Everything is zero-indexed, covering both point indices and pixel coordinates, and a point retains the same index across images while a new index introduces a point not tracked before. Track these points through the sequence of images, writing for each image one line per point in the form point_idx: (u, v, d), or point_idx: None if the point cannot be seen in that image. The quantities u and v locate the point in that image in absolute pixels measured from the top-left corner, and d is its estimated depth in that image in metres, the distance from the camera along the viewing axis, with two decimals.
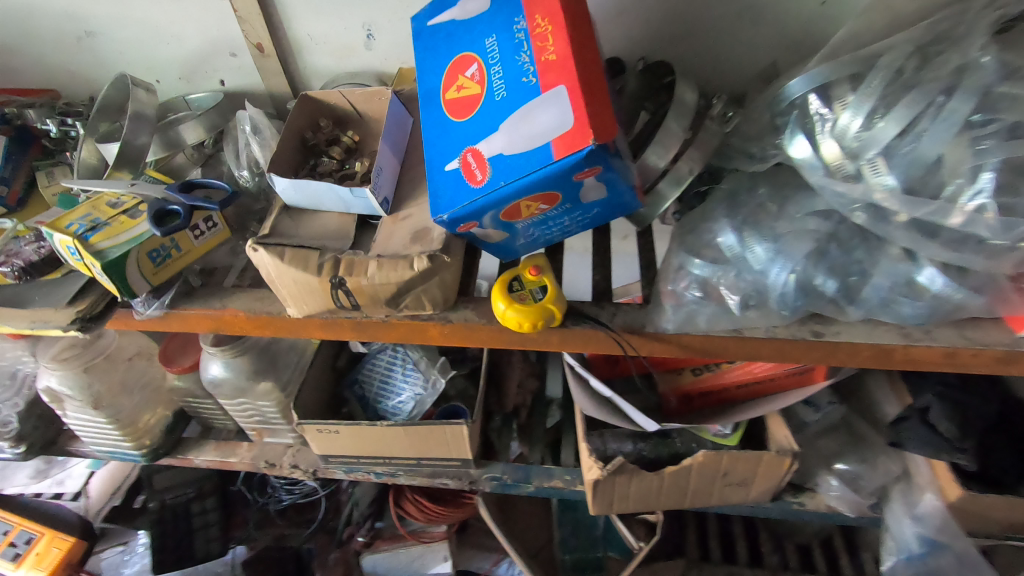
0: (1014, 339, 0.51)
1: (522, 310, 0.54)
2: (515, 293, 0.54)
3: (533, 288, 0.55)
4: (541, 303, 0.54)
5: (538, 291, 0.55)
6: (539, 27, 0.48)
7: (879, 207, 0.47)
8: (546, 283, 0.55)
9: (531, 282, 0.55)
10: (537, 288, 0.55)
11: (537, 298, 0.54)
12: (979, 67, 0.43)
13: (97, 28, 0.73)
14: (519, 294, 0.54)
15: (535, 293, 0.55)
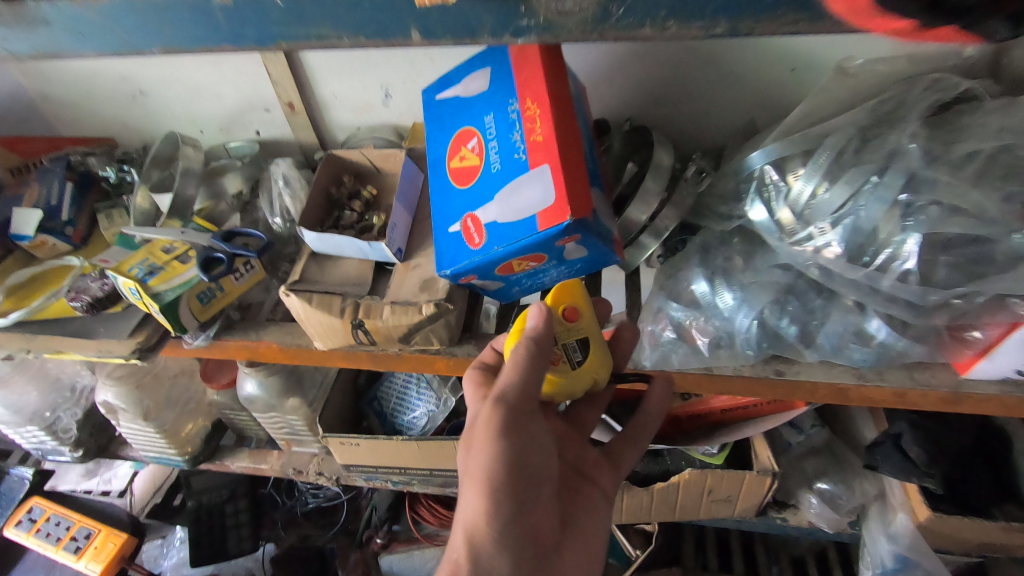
0: (956, 380, 0.57)
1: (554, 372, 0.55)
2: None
3: (568, 342, 0.57)
4: (578, 366, 0.56)
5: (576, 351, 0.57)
6: (530, 110, 0.55)
7: (825, 267, 0.53)
8: (584, 338, 0.57)
9: (563, 330, 0.57)
10: (574, 343, 0.57)
11: (574, 360, 0.56)
12: (907, 152, 0.49)
13: (149, 89, 0.83)
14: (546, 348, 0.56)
15: (571, 352, 0.56)
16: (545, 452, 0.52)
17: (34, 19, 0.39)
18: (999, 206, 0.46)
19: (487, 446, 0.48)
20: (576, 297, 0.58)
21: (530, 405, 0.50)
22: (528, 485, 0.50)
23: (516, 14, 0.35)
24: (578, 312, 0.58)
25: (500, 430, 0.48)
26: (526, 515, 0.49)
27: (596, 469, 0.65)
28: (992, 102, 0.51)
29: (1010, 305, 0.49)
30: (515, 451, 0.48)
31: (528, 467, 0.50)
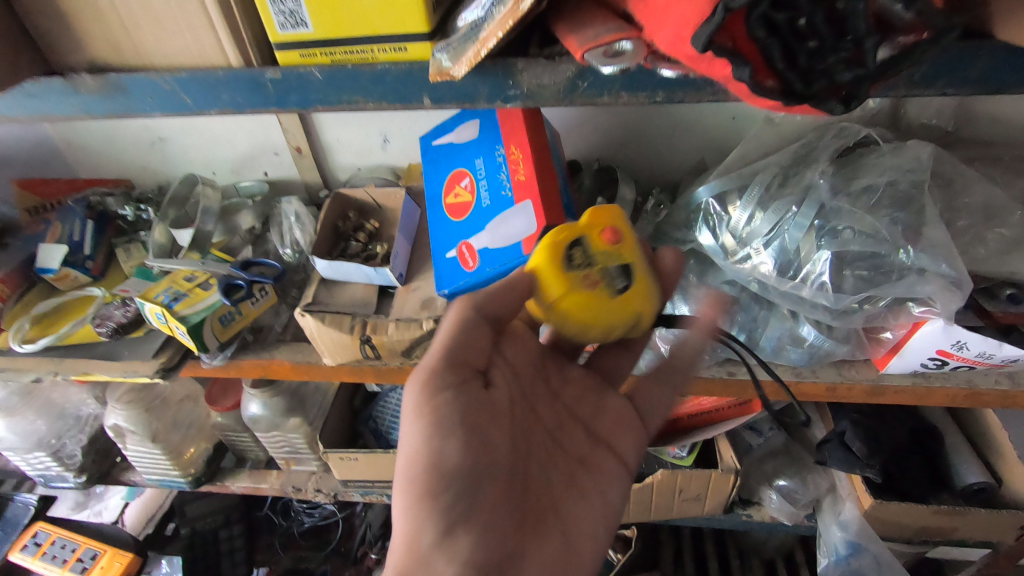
0: (876, 375, 0.67)
1: (594, 297, 0.52)
2: (579, 265, 0.53)
3: (609, 266, 0.53)
4: (617, 293, 0.53)
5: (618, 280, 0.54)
6: (513, 154, 0.66)
7: (762, 281, 0.63)
8: (624, 264, 0.54)
9: (604, 253, 0.53)
10: (614, 269, 0.53)
11: (618, 288, 0.53)
12: (816, 187, 0.61)
13: (169, 135, 0.93)
14: (586, 270, 0.52)
15: (612, 279, 0.53)
16: (483, 442, 0.53)
17: (120, 88, 0.49)
18: (887, 228, 0.58)
19: (410, 440, 0.50)
20: (618, 220, 0.54)
21: (450, 396, 0.52)
22: (463, 484, 0.51)
23: (505, 85, 0.45)
24: (620, 238, 0.53)
25: (419, 424, 0.50)
26: (464, 518, 0.51)
27: (613, 433, 0.65)
28: (884, 145, 0.64)
29: (907, 308, 0.60)
30: (433, 445, 0.50)
31: (462, 463, 0.51)
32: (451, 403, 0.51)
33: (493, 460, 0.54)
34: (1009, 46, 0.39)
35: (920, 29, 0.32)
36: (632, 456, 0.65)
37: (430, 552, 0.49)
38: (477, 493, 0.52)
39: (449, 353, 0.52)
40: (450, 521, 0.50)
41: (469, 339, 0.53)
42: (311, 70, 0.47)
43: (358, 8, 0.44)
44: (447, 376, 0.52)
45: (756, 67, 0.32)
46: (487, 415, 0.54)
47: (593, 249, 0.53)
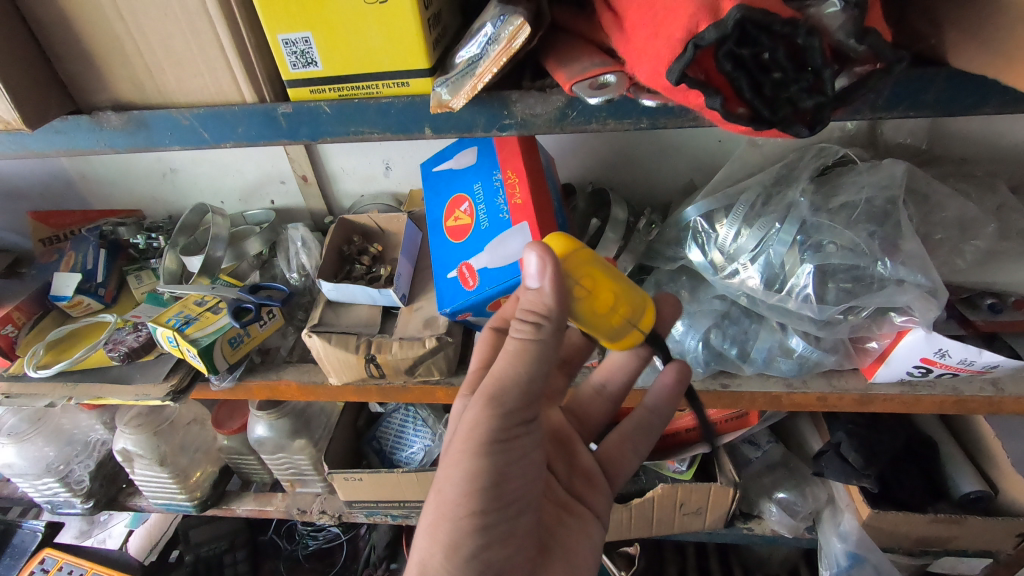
0: (866, 384, 0.69)
1: (614, 280, 0.52)
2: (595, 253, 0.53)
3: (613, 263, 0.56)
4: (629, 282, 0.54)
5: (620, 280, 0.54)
6: (510, 179, 0.69)
7: (750, 295, 0.66)
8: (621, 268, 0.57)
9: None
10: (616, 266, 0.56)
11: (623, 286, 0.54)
12: (798, 205, 0.65)
13: (179, 166, 0.97)
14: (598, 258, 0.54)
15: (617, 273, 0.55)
16: (527, 473, 0.53)
17: (143, 124, 0.53)
18: (866, 242, 0.61)
19: (461, 467, 0.49)
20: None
21: (511, 430, 0.50)
22: (501, 515, 0.51)
23: (500, 116, 0.49)
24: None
25: (478, 453, 0.49)
26: (499, 543, 0.52)
27: (586, 489, 0.67)
28: (860, 165, 0.67)
29: (889, 318, 0.63)
30: (487, 478, 0.49)
31: (505, 495, 0.51)
32: (512, 437, 0.50)
33: (529, 491, 0.54)
34: (960, 72, 0.43)
35: (874, 61, 0.36)
36: (603, 509, 0.68)
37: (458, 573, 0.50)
38: (509, 523, 0.52)
39: (521, 386, 0.49)
40: (487, 548, 0.51)
41: (534, 378, 0.50)
42: (320, 104, 0.51)
43: (364, 47, 0.47)
44: (515, 408, 0.50)
45: (727, 98, 0.36)
46: (536, 448, 0.54)
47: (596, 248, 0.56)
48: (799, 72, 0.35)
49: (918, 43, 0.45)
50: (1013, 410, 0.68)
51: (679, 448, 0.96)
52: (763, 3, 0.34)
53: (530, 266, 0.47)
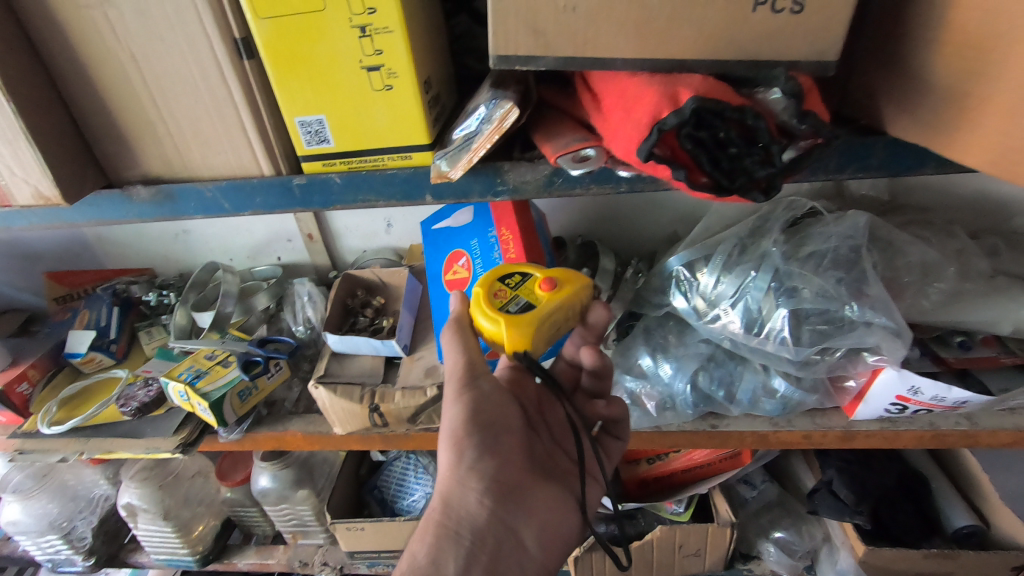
0: (848, 421, 0.72)
1: (491, 304, 0.56)
2: (502, 285, 0.58)
3: (521, 296, 0.57)
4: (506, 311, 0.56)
5: (515, 302, 0.57)
6: (505, 235, 0.74)
7: (732, 338, 0.71)
8: (533, 301, 0.57)
9: (527, 288, 0.58)
10: (525, 299, 0.57)
11: (510, 306, 0.57)
12: (771, 254, 0.70)
13: (192, 228, 1.03)
14: (501, 289, 0.58)
15: (512, 302, 0.57)
16: (496, 407, 0.61)
17: (170, 196, 0.59)
18: (835, 287, 0.66)
19: (451, 404, 0.58)
20: (565, 279, 0.59)
21: (476, 373, 0.59)
22: (486, 436, 0.59)
23: (494, 183, 0.55)
24: (552, 289, 0.58)
25: (456, 393, 0.58)
26: (492, 458, 0.59)
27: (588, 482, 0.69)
28: (826, 216, 0.73)
29: (863, 357, 0.67)
30: (463, 413, 0.58)
31: (484, 419, 0.60)
32: (474, 381, 0.59)
33: (505, 417, 0.62)
34: (897, 140, 0.48)
35: (815, 137, 0.41)
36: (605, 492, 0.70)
37: (464, 483, 0.57)
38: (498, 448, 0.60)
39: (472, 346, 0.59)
40: (481, 462, 0.58)
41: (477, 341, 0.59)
42: (331, 177, 0.56)
43: (372, 127, 0.53)
44: (477, 358, 0.59)
45: (689, 170, 0.41)
46: (500, 389, 0.62)
47: (522, 284, 0.59)
48: (751, 147, 0.40)
49: (861, 115, 0.51)
50: (988, 443, 0.71)
51: (675, 489, 0.98)
52: (714, 93, 0.40)
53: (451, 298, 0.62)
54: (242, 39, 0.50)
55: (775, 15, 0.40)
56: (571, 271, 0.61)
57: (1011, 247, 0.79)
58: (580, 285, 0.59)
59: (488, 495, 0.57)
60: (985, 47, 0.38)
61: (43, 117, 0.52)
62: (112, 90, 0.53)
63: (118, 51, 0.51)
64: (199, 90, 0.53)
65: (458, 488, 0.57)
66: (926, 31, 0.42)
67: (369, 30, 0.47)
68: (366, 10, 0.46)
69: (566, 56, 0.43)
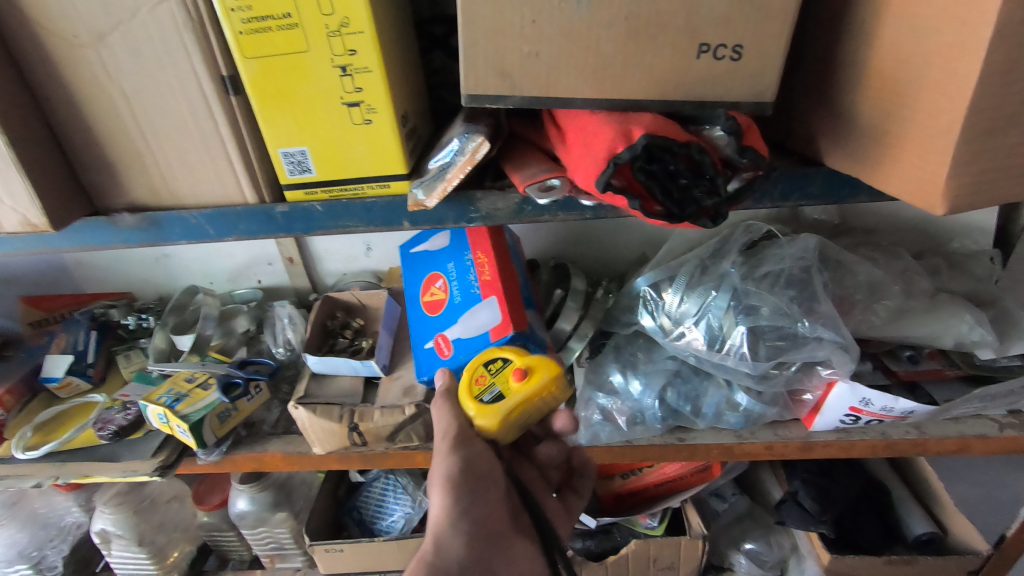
0: (807, 433, 0.76)
1: (472, 394, 0.63)
2: (484, 374, 0.63)
3: (495, 385, 0.62)
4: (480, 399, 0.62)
5: (491, 392, 0.62)
6: (480, 259, 0.78)
7: (696, 355, 0.74)
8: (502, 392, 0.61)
9: (502, 377, 0.62)
10: (498, 389, 0.62)
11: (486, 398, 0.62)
12: (729, 274, 0.75)
13: (173, 252, 1.05)
14: (481, 376, 0.63)
15: (488, 392, 0.62)
16: (488, 464, 0.64)
17: (155, 223, 0.61)
18: (788, 305, 0.71)
19: (448, 458, 0.61)
20: (535, 368, 0.61)
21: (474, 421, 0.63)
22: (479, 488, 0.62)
23: (468, 210, 0.58)
24: (520, 381, 0.61)
25: (451, 451, 0.61)
26: (479, 507, 0.62)
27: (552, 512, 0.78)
28: (781, 239, 0.78)
29: (817, 371, 0.71)
30: (461, 469, 0.61)
31: (476, 472, 0.62)
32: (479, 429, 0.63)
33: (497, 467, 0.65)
34: (833, 171, 0.53)
35: (755, 169, 0.46)
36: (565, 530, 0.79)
37: (451, 529, 0.60)
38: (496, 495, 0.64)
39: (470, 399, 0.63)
40: (467, 513, 0.61)
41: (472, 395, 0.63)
42: (313, 205, 0.59)
43: (353, 158, 0.56)
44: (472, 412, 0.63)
45: (644, 200, 0.46)
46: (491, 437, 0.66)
47: (499, 372, 0.63)
48: (698, 178, 0.44)
49: (801, 148, 0.55)
50: (937, 450, 0.75)
51: (649, 503, 1.00)
52: (663, 131, 0.44)
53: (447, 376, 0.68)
54: (229, 76, 0.53)
55: (717, 62, 0.44)
56: (546, 358, 0.62)
57: (951, 266, 0.85)
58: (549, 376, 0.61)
59: (471, 540, 0.60)
60: (899, 91, 0.43)
61: (33, 147, 0.54)
62: (102, 122, 0.56)
63: (109, 86, 0.54)
64: (187, 123, 0.55)
65: (446, 531, 0.60)
66: (852, 75, 0.47)
67: (350, 69, 0.51)
68: (347, 51, 0.50)
69: (530, 96, 0.47)
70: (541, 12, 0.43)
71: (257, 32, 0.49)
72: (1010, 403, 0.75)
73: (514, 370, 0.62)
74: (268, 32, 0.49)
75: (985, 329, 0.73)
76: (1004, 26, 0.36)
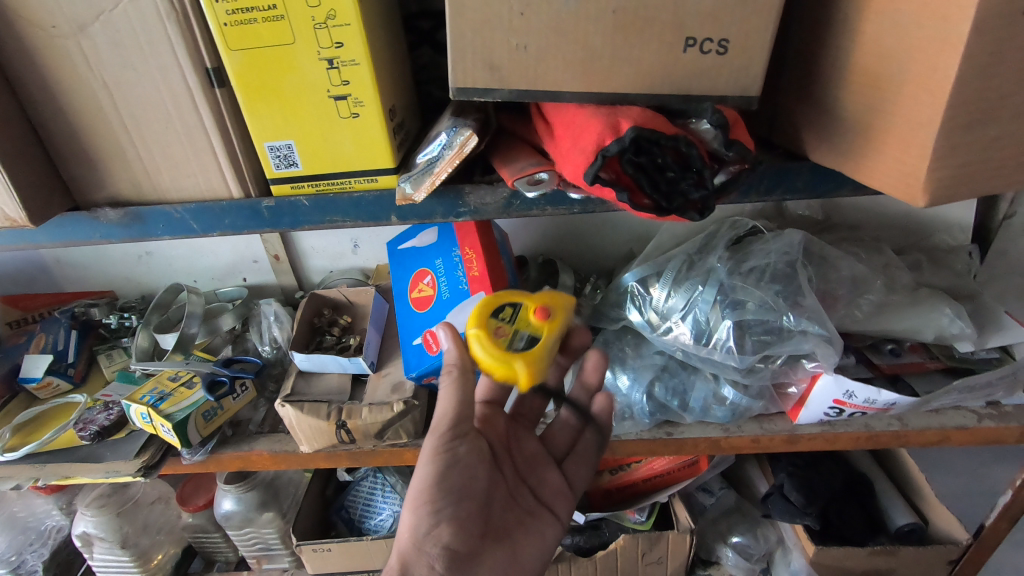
0: (792, 425, 0.77)
1: (500, 344, 0.59)
2: (501, 320, 0.61)
3: (522, 331, 0.60)
4: (513, 346, 0.59)
5: (520, 337, 0.60)
6: (469, 255, 0.78)
7: (684, 349, 0.75)
8: (535, 333, 0.60)
9: (524, 321, 0.61)
10: (528, 334, 0.60)
11: (520, 345, 0.59)
12: (715, 269, 0.76)
13: (155, 250, 1.04)
14: (500, 327, 0.60)
15: (518, 338, 0.60)
16: (462, 479, 0.62)
17: (138, 218, 0.60)
18: (774, 299, 0.72)
19: (423, 466, 0.60)
20: (555, 307, 0.63)
21: (455, 435, 0.61)
22: (453, 504, 0.61)
23: (456, 205, 0.58)
24: (546, 318, 0.62)
25: (429, 460, 0.60)
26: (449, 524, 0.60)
27: (551, 496, 0.74)
28: (766, 235, 0.79)
29: (803, 364, 0.72)
30: (431, 482, 0.59)
31: (449, 486, 0.61)
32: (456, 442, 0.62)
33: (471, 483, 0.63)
34: (818, 165, 0.53)
35: (742, 162, 0.47)
36: (565, 513, 0.75)
37: (421, 546, 0.58)
38: (470, 508, 0.62)
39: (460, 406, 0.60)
40: (439, 529, 0.59)
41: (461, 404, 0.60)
42: (300, 199, 0.59)
43: (340, 152, 0.56)
44: (455, 419, 0.61)
45: (632, 193, 0.46)
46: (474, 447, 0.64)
47: (519, 316, 0.62)
48: (685, 172, 0.45)
49: (786, 143, 0.56)
50: (917, 442, 0.76)
51: (638, 498, 1.01)
52: (650, 124, 0.44)
53: (441, 337, 0.61)
54: (214, 69, 0.52)
55: (703, 56, 0.45)
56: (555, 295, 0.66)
57: (932, 261, 0.86)
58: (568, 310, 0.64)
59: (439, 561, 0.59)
60: (881, 85, 0.44)
61: (10, 139, 0.53)
62: (82, 115, 0.55)
63: (90, 78, 0.53)
64: (170, 116, 0.55)
65: (416, 550, 0.58)
66: (835, 71, 0.48)
67: (337, 62, 0.51)
68: (334, 43, 0.50)
69: (519, 89, 0.47)
70: (528, 6, 0.43)
71: (242, 24, 0.49)
72: (988, 395, 0.76)
73: (534, 312, 0.62)
74: (254, 24, 0.49)
75: (965, 322, 0.75)
76: (982, 21, 0.36)
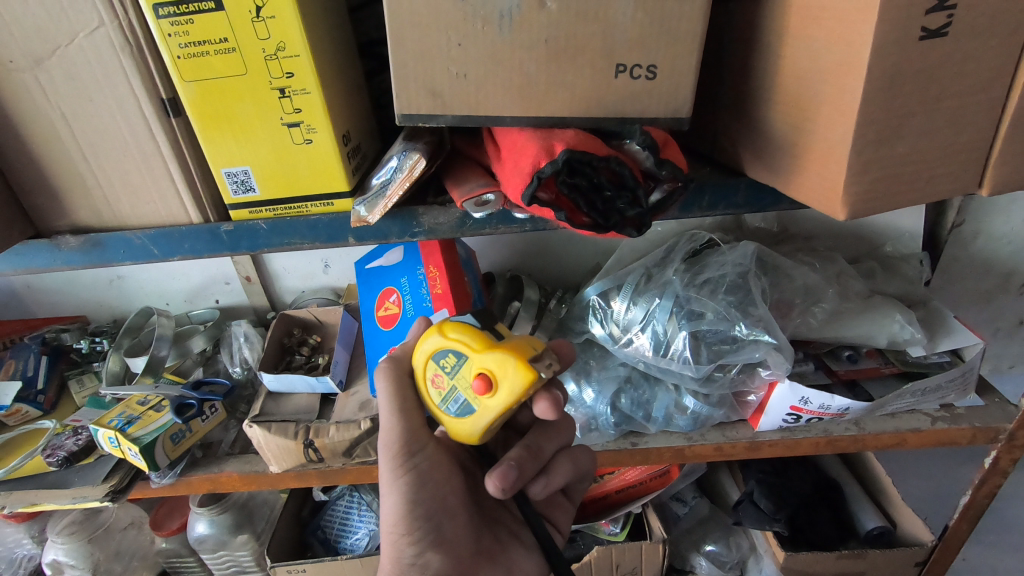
0: (753, 432, 0.79)
1: (428, 391, 0.57)
2: (444, 360, 0.55)
3: (457, 393, 0.54)
4: (421, 372, 0.57)
5: (450, 399, 0.55)
6: (432, 272, 0.79)
7: (645, 361, 0.77)
8: (467, 396, 0.53)
9: (464, 380, 0.53)
10: (459, 393, 0.54)
11: (447, 406, 0.55)
12: (671, 281, 0.78)
13: (126, 274, 1.05)
14: (439, 377, 0.56)
15: (450, 401, 0.55)
16: (438, 498, 0.60)
17: (99, 244, 0.61)
18: (726, 310, 0.74)
19: (390, 488, 0.59)
20: (499, 373, 0.51)
21: (409, 449, 0.59)
22: (430, 528, 0.59)
23: (410, 226, 0.60)
24: (476, 390, 0.52)
25: (394, 480, 0.58)
26: (435, 550, 0.58)
27: (549, 507, 0.73)
28: (722, 247, 0.82)
29: (759, 372, 0.74)
30: (400, 503, 0.58)
31: (423, 510, 0.58)
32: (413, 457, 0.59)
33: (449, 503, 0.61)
34: (755, 182, 0.56)
35: (675, 181, 0.49)
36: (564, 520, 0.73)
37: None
38: (446, 527, 0.60)
39: (407, 419, 0.59)
40: (424, 557, 0.57)
41: (405, 412, 0.59)
42: (258, 223, 0.60)
43: (295, 177, 0.58)
44: (409, 435, 0.59)
45: (570, 213, 0.48)
46: (441, 460, 0.62)
47: (460, 371, 0.54)
48: (620, 191, 0.47)
49: (727, 159, 0.58)
50: (874, 445, 0.78)
51: (613, 509, 1.02)
52: (584, 147, 0.46)
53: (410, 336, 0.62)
54: (169, 99, 0.54)
55: (634, 81, 0.47)
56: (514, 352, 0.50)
57: (885, 269, 0.89)
58: (514, 372, 0.50)
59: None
60: (801, 105, 0.47)
61: None
62: (41, 145, 0.56)
63: (48, 110, 0.54)
64: (129, 145, 0.56)
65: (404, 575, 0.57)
66: (764, 93, 0.51)
67: (288, 91, 0.53)
68: (284, 74, 0.52)
69: (461, 115, 0.49)
70: (465, 37, 0.45)
71: (195, 56, 0.51)
72: (940, 397, 0.78)
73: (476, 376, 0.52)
74: (206, 56, 0.51)
75: (914, 328, 0.78)
76: (880, 45, 0.39)
